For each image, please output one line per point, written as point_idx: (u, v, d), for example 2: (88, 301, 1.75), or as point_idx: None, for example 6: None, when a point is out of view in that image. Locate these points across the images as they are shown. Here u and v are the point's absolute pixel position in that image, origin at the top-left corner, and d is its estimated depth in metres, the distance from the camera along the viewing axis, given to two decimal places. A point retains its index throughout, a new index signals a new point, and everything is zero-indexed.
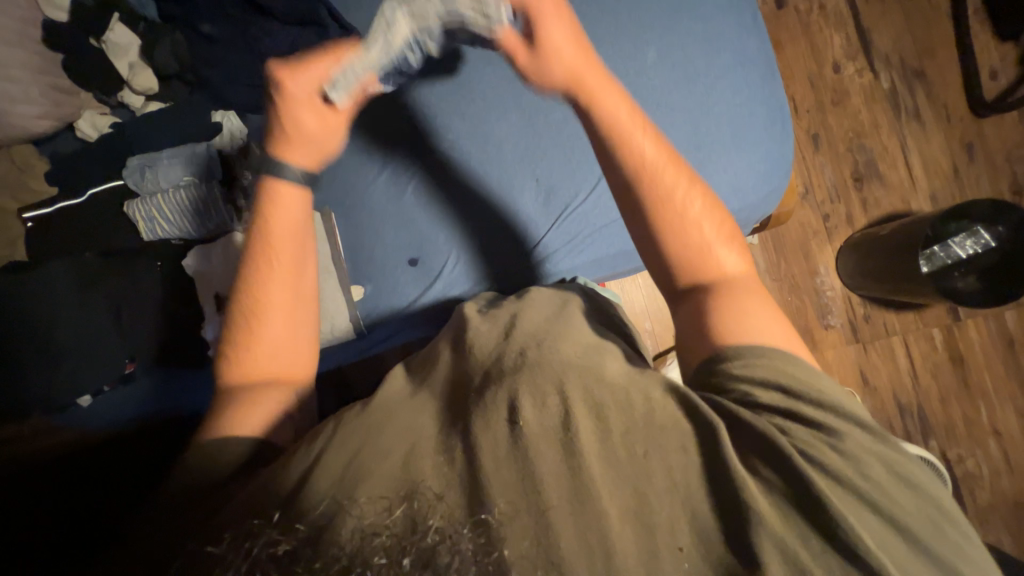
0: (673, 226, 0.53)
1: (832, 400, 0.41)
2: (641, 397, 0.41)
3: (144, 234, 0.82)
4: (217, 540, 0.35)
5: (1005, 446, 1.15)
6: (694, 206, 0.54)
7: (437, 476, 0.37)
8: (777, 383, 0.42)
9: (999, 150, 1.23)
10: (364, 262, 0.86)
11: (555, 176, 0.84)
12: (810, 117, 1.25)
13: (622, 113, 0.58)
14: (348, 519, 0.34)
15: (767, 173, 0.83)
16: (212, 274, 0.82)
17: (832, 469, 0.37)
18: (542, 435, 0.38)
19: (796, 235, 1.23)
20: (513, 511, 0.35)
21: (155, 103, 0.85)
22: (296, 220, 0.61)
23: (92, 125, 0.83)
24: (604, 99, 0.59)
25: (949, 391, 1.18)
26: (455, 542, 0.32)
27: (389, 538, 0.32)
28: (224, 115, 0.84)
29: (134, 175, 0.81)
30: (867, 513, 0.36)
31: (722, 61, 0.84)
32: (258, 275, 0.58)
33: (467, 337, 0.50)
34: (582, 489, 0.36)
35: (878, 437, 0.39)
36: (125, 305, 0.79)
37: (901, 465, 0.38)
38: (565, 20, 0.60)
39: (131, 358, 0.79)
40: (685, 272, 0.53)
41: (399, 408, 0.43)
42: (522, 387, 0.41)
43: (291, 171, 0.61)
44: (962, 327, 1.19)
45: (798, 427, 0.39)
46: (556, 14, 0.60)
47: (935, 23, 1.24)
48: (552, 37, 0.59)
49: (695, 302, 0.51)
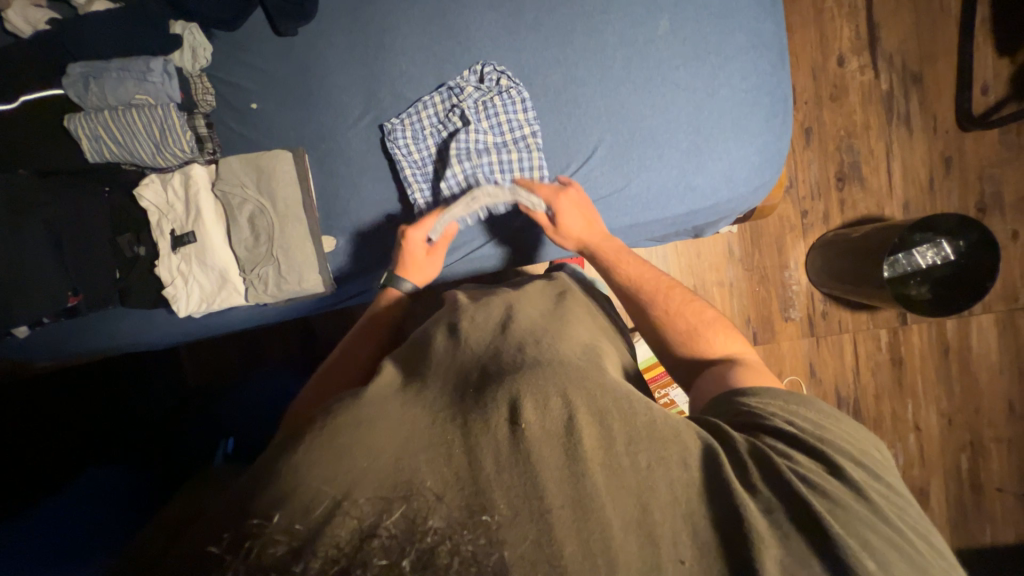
0: (665, 320, 0.63)
1: (828, 433, 0.44)
2: (645, 409, 0.40)
3: (87, 153, 0.73)
4: (213, 539, 0.33)
5: (921, 440, 1.28)
6: (673, 303, 0.64)
7: (436, 474, 0.36)
8: (782, 416, 0.45)
9: (975, 167, 1.26)
10: (344, 215, 0.82)
11: (548, 148, 0.81)
12: (806, 110, 1.24)
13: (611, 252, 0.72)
14: (347, 520, 0.33)
15: (760, 165, 0.83)
16: (168, 210, 0.76)
17: (825, 489, 0.39)
18: (546, 440, 0.37)
19: (773, 229, 1.26)
20: (514, 514, 0.34)
21: (103, 3, 0.73)
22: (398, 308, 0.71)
23: (26, 19, 0.71)
24: (625, 266, 0.70)
25: (883, 388, 1.27)
26: (455, 542, 0.32)
27: (389, 539, 0.32)
28: (185, 28, 0.74)
29: (77, 85, 0.70)
30: (867, 530, 0.37)
31: (735, 42, 0.80)
32: (349, 349, 0.65)
33: (461, 328, 0.49)
34: (586, 498, 0.35)
35: (861, 469, 0.42)
36: (67, 235, 0.71)
37: (883, 488, 0.41)
38: (572, 201, 0.75)
39: (75, 291, 0.72)
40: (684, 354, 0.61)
41: (392, 402, 0.42)
42: (525, 387, 0.39)
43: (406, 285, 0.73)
44: (907, 331, 1.27)
45: (804, 458, 0.42)
46: (575, 208, 0.75)
47: (943, 27, 1.22)
48: (563, 224, 0.75)
49: (720, 368, 0.57)
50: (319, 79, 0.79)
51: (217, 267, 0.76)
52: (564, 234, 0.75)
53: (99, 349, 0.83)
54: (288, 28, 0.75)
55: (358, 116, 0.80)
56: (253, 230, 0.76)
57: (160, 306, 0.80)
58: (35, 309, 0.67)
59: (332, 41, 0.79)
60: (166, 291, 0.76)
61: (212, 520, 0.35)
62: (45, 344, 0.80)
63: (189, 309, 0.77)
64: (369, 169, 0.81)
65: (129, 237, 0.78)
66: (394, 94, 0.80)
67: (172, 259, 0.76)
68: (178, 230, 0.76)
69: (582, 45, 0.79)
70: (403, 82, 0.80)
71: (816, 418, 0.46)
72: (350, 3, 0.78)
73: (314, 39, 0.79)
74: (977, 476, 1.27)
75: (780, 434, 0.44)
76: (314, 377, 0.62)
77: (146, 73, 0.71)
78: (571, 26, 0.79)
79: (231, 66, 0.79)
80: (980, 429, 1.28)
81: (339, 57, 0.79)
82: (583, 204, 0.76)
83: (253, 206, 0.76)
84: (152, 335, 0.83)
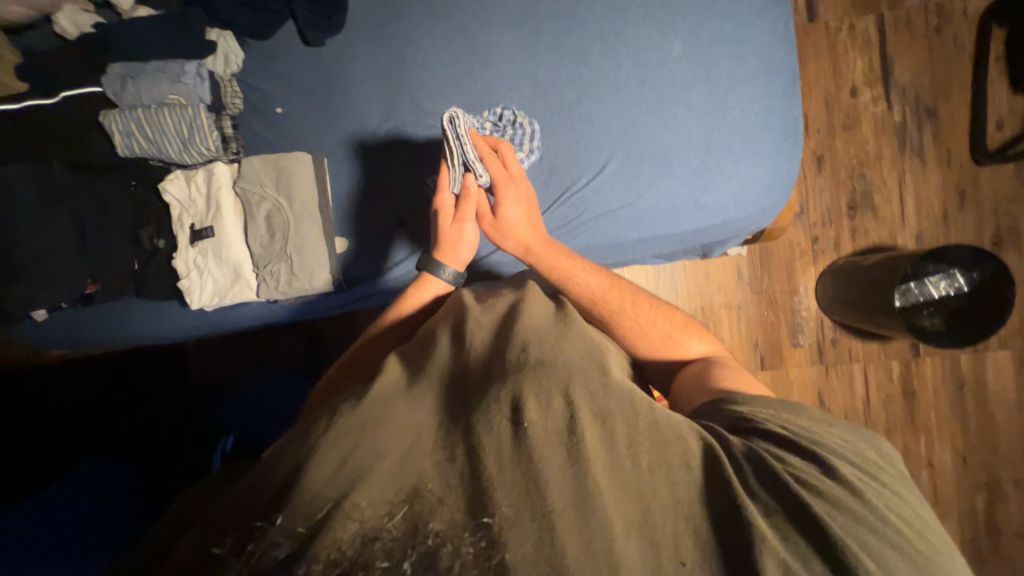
0: (632, 332, 0.62)
1: (825, 436, 0.44)
2: (647, 410, 0.40)
3: (119, 148, 0.76)
4: (217, 541, 0.35)
5: (934, 477, 1.23)
6: (643, 310, 0.64)
7: (438, 477, 0.36)
8: (775, 421, 0.45)
9: (990, 200, 1.25)
10: (360, 224, 0.84)
11: (561, 159, 0.82)
12: (818, 138, 1.25)
13: (564, 262, 0.68)
14: (348, 523, 0.33)
15: (770, 186, 0.83)
16: (189, 205, 0.79)
17: (831, 497, 0.38)
18: (549, 441, 0.36)
19: (783, 253, 1.25)
20: (517, 515, 0.34)
21: (146, 10, 0.77)
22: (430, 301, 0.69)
23: (73, 22, 0.76)
24: (573, 275, 0.67)
25: (895, 421, 1.24)
26: (456, 545, 0.33)
27: (391, 542, 0.33)
28: (220, 36, 0.78)
29: (115, 84, 0.74)
30: (866, 533, 0.37)
31: (747, 66, 0.82)
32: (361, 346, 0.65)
33: (466, 328, 0.49)
34: (589, 499, 0.35)
35: (868, 476, 0.41)
36: (91, 227, 0.74)
37: (888, 494, 0.40)
38: (517, 188, 0.70)
39: (93, 279, 0.75)
40: (660, 359, 0.63)
41: (395, 401, 0.42)
42: (527, 387, 0.38)
43: (445, 273, 0.69)
44: (919, 363, 1.24)
45: (795, 458, 0.41)
46: (518, 202, 0.70)
47: (957, 62, 1.24)
48: (505, 214, 0.70)
49: (699, 371, 0.59)
50: (342, 86, 0.82)
51: (230, 262, 0.78)
52: (500, 226, 0.71)
53: (105, 342, 0.84)
54: (317, 38, 0.79)
55: (377, 124, 0.83)
56: (269, 227, 0.79)
57: (174, 299, 0.81)
58: (56, 296, 0.71)
59: (357, 53, 0.82)
60: (181, 284, 0.78)
61: (219, 523, 0.36)
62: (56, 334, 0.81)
63: (201, 303, 0.79)
64: (379, 177, 0.84)
65: (150, 231, 0.79)
66: (414, 104, 0.83)
67: (189, 252, 0.78)
68: (197, 224, 0.78)
69: (597, 64, 0.82)
70: (423, 93, 0.83)
71: (810, 424, 0.45)
72: (376, 18, 0.82)
73: (340, 50, 0.82)
74: (993, 518, 1.22)
75: (779, 440, 0.43)
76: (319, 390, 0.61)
77: (180, 75, 0.75)
78: (586, 46, 0.82)
79: (258, 72, 0.83)
80: (998, 470, 1.23)
81: (363, 67, 0.82)
82: (528, 200, 0.71)
83: (271, 204, 0.78)
84: (155, 330, 0.84)
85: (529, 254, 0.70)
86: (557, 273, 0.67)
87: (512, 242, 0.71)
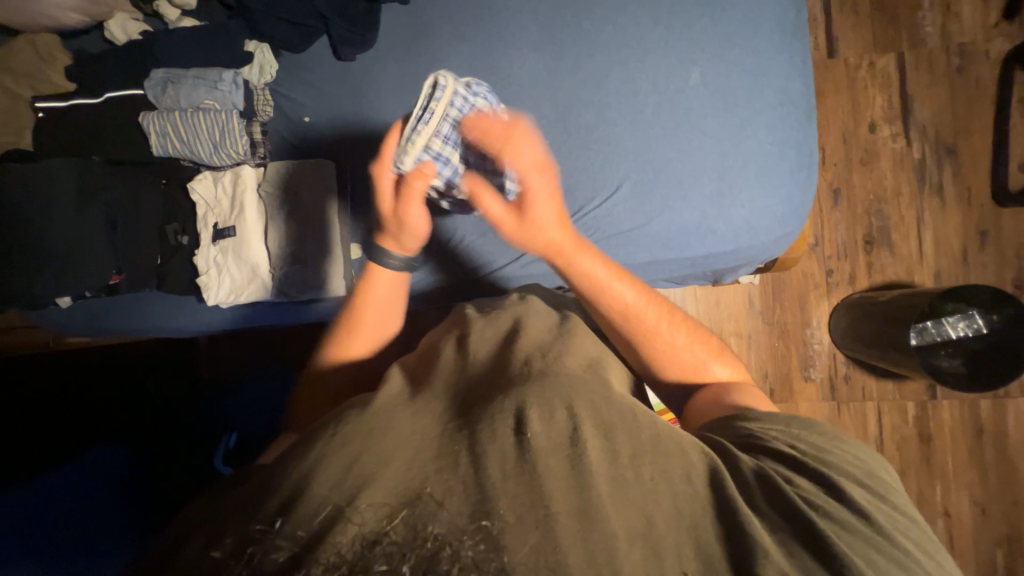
0: (665, 358, 0.60)
1: (831, 455, 0.44)
2: (650, 423, 0.40)
3: (154, 147, 0.80)
4: (216, 544, 0.33)
5: (951, 528, 1.18)
6: (679, 339, 0.60)
7: (441, 482, 0.35)
8: (784, 440, 0.45)
9: (1012, 243, 1.23)
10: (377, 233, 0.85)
11: (575, 180, 0.84)
12: (835, 172, 1.25)
13: (600, 272, 0.59)
14: (348, 526, 0.31)
15: (784, 216, 0.83)
16: (214, 204, 0.82)
17: (838, 518, 0.37)
18: (551, 452, 0.36)
19: (797, 285, 1.24)
20: (519, 521, 0.33)
21: (190, 20, 0.83)
22: (389, 296, 0.66)
23: (124, 30, 0.81)
24: (610, 289, 0.59)
25: (910, 465, 1.20)
26: (457, 549, 0.30)
27: (392, 545, 0.30)
28: (257, 47, 0.82)
29: (156, 87, 0.79)
30: (874, 553, 0.36)
31: (764, 97, 0.83)
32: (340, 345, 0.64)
33: (469, 342, 0.50)
34: (591, 509, 0.34)
35: (875, 496, 0.41)
36: (121, 220, 0.77)
37: (897, 514, 0.40)
38: (547, 171, 0.60)
39: (118, 270, 0.77)
40: (683, 383, 0.60)
41: (400, 411, 0.42)
42: (531, 398, 0.39)
43: (392, 260, 0.66)
44: (936, 406, 1.20)
45: (803, 480, 0.41)
46: (549, 195, 0.59)
47: (979, 103, 1.24)
48: (534, 195, 0.59)
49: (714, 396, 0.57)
50: (368, 100, 0.86)
51: (250, 263, 0.81)
52: (528, 205, 0.59)
53: (102, 330, 0.85)
54: (348, 54, 0.84)
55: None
56: (290, 232, 0.82)
57: (191, 295, 0.84)
58: (78, 283, 0.72)
59: (385, 67, 0.86)
60: (199, 279, 0.81)
61: (212, 528, 0.34)
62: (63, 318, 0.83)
63: (217, 299, 0.81)
64: None
65: (177, 227, 0.84)
66: None
67: (210, 250, 0.81)
68: (220, 223, 0.82)
69: (615, 89, 0.84)
70: None
71: (821, 441, 0.45)
72: (406, 37, 0.86)
73: (368, 65, 0.86)
74: None
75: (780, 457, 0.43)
76: (305, 392, 0.61)
77: (218, 82, 0.79)
78: (606, 71, 0.84)
79: (291, 82, 0.86)
80: (1019, 524, 1.17)
81: (388, 82, 0.86)
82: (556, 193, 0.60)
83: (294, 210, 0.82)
84: (156, 320, 0.85)
85: (557, 259, 0.60)
86: (595, 281, 0.59)
87: (538, 243, 0.60)
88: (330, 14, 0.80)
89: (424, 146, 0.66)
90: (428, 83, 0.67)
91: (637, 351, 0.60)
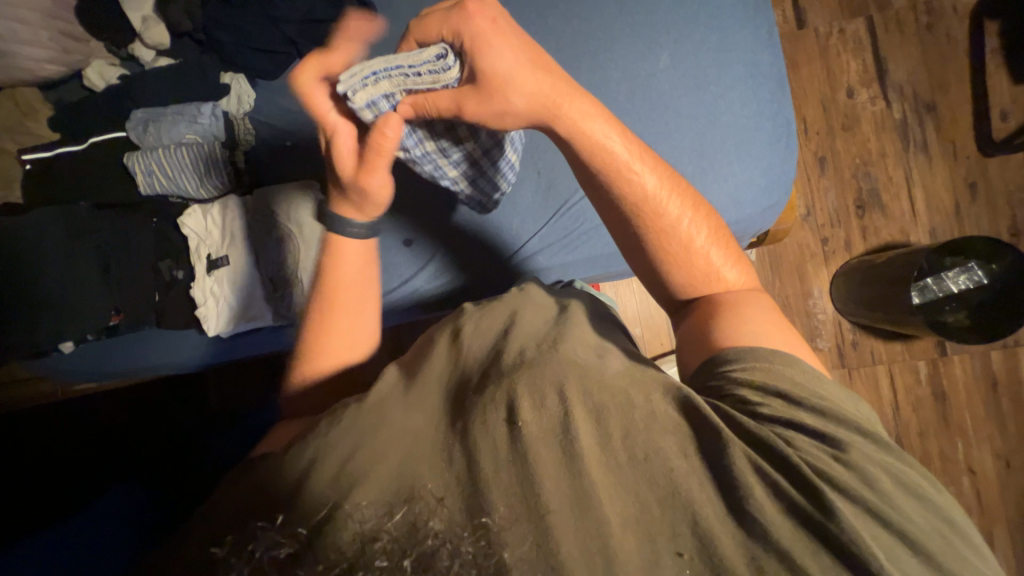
0: (676, 255, 0.56)
1: (832, 404, 0.43)
2: (643, 401, 0.40)
3: (141, 187, 0.82)
4: (217, 540, 0.34)
5: (977, 484, 1.17)
6: (700, 236, 0.57)
7: (437, 477, 0.36)
8: (773, 390, 0.44)
9: (1002, 192, 1.23)
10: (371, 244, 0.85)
11: (558, 171, 0.85)
12: (818, 140, 1.25)
13: (615, 147, 0.55)
14: (348, 523, 0.33)
15: (768, 188, 0.84)
16: (206, 236, 0.83)
17: (837, 482, 0.37)
18: (543, 439, 0.37)
19: (793, 256, 1.24)
20: (513, 515, 0.34)
21: (165, 59, 0.84)
22: (362, 268, 0.62)
23: (101, 75, 0.83)
24: (628, 174, 0.55)
25: (928, 425, 1.19)
26: (455, 544, 0.32)
27: (391, 542, 0.32)
28: (233, 78, 0.84)
29: (137, 128, 0.81)
30: (862, 516, 0.36)
31: (733, 72, 0.84)
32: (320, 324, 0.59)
33: (463, 337, 0.48)
34: (585, 497, 0.35)
35: (881, 450, 0.40)
36: (115, 261, 0.78)
37: (900, 470, 0.39)
38: (513, 43, 0.52)
39: (117, 311, 0.78)
40: (691, 288, 0.57)
41: (393, 407, 0.42)
42: (521, 386, 0.39)
43: (353, 229, 0.61)
44: (948, 362, 1.20)
45: (802, 439, 0.40)
46: (515, 42, 0.52)
47: (952, 57, 1.24)
48: (494, 67, 0.52)
49: (715, 306, 0.54)
50: None
51: (242, 285, 0.82)
52: (488, 84, 0.52)
53: (97, 374, 0.86)
54: None
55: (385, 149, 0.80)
56: (280, 253, 0.83)
57: (193, 327, 0.85)
58: (81, 327, 0.74)
59: None
60: (199, 313, 0.82)
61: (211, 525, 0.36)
62: (56, 366, 0.83)
63: (217, 329, 0.82)
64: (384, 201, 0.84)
65: (170, 262, 0.84)
66: None
67: (206, 281, 0.82)
68: (213, 255, 0.83)
69: (587, 81, 0.85)
70: None
71: (808, 381, 0.44)
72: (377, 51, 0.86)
73: None
74: None
75: (782, 418, 0.41)
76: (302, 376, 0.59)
77: (197, 117, 0.81)
78: (576, 64, 0.85)
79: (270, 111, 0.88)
80: None
81: None
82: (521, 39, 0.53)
83: (282, 232, 0.82)
84: (153, 355, 0.85)
85: (557, 125, 0.55)
86: (609, 157, 0.55)
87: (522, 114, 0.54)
88: (300, 38, 0.81)
89: (387, 91, 0.54)
90: (437, 48, 0.54)
91: (643, 241, 0.57)
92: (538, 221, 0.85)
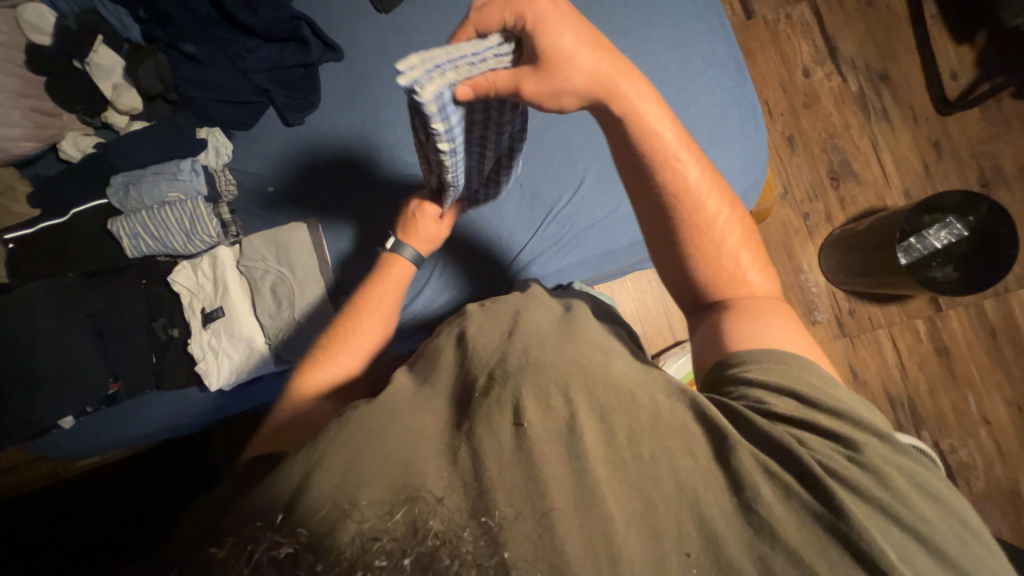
0: (706, 249, 0.56)
1: (848, 407, 0.43)
2: (647, 399, 0.40)
3: (128, 250, 0.81)
4: (218, 542, 0.32)
5: (994, 434, 1.17)
6: (732, 235, 0.57)
7: (441, 479, 0.35)
8: (792, 392, 0.44)
9: (965, 146, 1.27)
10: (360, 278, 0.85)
11: (539, 180, 0.86)
12: (784, 120, 1.29)
13: (666, 132, 0.55)
14: (348, 524, 0.31)
15: (744, 170, 0.86)
16: (198, 290, 0.83)
17: (853, 483, 0.37)
18: (549, 441, 0.36)
19: (779, 234, 1.26)
20: (515, 515, 0.33)
21: (140, 122, 0.85)
22: (398, 285, 0.69)
23: (75, 145, 0.84)
24: (676, 159, 0.55)
25: (937, 382, 1.19)
26: (455, 544, 0.29)
27: (391, 542, 0.29)
28: (209, 133, 0.86)
29: (119, 193, 0.81)
30: (857, 499, 0.37)
31: (694, 66, 0.87)
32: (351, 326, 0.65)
33: (469, 346, 0.47)
34: (588, 495, 0.34)
35: (892, 450, 0.40)
36: (107, 327, 0.78)
37: (898, 458, 0.40)
38: (573, 21, 0.49)
39: (115, 378, 0.77)
40: (714, 286, 0.56)
41: (404, 407, 0.42)
42: (525, 389, 0.39)
43: (409, 253, 0.71)
44: (944, 318, 1.21)
45: (815, 439, 0.40)
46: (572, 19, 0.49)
47: (896, 27, 1.30)
48: (556, 44, 0.48)
49: (739, 309, 0.54)
50: (325, 156, 0.86)
51: (241, 337, 0.81)
52: (550, 62, 0.48)
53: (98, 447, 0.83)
54: (296, 117, 0.85)
55: (395, 178, 0.86)
56: (274, 297, 0.83)
57: (194, 384, 0.83)
58: (77, 399, 0.73)
59: (333, 123, 0.87)
60: (199, 368, 0.80)
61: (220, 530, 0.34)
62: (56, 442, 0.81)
63: (219, 382, 0.80)
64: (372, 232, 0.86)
65: (164, 321, 0.83)
66: (393, 159, 0.86)
67: (203, 335, 0.82)
68: (208, 307, 0.83)
69: None
70: (387, 130, 0.86)
71: (819, 382, 0.45)
72: (345, 89, 0.87)
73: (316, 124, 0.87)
74: None
75: (798, 420, 0.42)
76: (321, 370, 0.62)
77: (177, 173, 0.81)
78: None
79: (246, 157, 0.88)
80: None
81: (337, 132, 0.86)
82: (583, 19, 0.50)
83: (275, 276, 0.82)
84: (149, 415, 0.83)
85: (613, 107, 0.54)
86: (658, 140, 0.54)
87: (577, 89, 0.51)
88: (271, 85, 0.84)
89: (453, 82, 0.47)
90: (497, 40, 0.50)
91: (677, 231, 0.56)
92: (525, 232, 0.85)
